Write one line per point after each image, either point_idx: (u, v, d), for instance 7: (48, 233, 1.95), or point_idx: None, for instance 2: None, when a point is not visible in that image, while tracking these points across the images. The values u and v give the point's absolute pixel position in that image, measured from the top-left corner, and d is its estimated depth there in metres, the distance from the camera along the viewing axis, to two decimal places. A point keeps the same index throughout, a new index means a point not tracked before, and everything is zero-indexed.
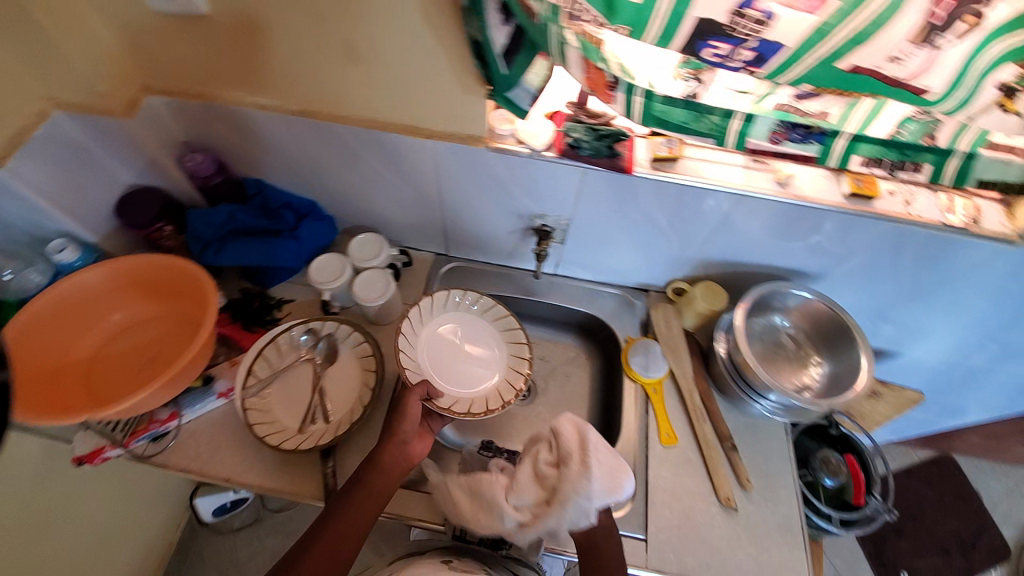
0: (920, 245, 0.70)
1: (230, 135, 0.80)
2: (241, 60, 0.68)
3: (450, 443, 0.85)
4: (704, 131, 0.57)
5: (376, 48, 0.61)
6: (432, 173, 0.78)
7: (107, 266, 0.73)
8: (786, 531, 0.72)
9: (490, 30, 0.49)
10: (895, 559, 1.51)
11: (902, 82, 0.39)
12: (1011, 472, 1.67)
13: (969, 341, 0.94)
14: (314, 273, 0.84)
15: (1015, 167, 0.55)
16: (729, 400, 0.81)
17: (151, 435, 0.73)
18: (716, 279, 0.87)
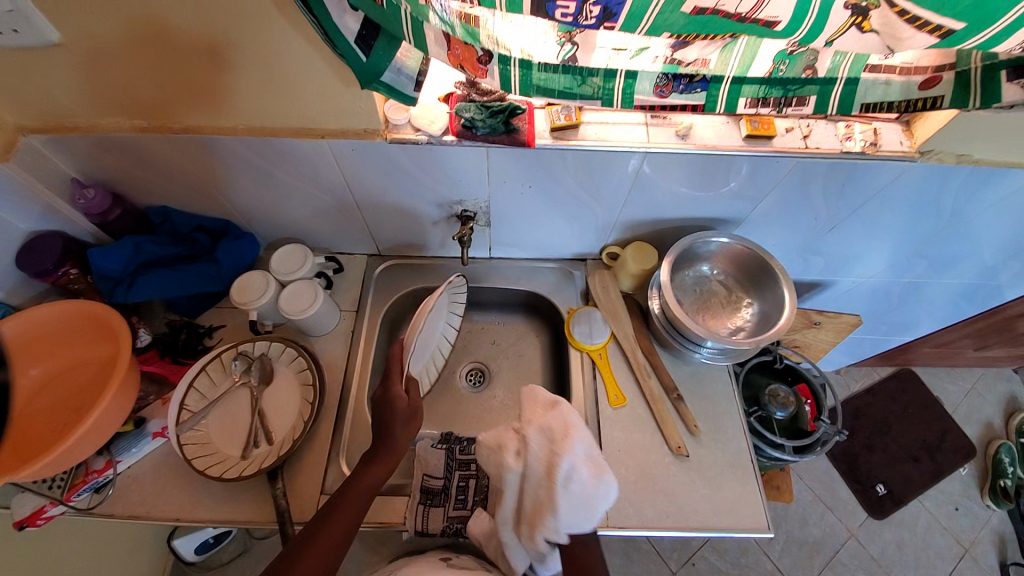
0: (825, 177, 0.72)
1: (121, 166, 0.74)
2: (109, 86, 0.63)
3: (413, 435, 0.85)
4: (590, 94, 0.55)
5: (239, 51, 0.57)
6: (341, 175, 0.75)
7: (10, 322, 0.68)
8: (736, 467, 0.77)
9: (336, 19, 0.47)
10: (869, 472, 1.59)
11: (747, 16, 0.38)
12: (965, 374, 1.76)
13: (897, 260, 0.97)
14: (236, 293, 0.80)
15: (895, 88, 0.53)
16: (670, 352, 0.86)
17: (91, 487, 0.70)
18: (644, 238, 0.88)
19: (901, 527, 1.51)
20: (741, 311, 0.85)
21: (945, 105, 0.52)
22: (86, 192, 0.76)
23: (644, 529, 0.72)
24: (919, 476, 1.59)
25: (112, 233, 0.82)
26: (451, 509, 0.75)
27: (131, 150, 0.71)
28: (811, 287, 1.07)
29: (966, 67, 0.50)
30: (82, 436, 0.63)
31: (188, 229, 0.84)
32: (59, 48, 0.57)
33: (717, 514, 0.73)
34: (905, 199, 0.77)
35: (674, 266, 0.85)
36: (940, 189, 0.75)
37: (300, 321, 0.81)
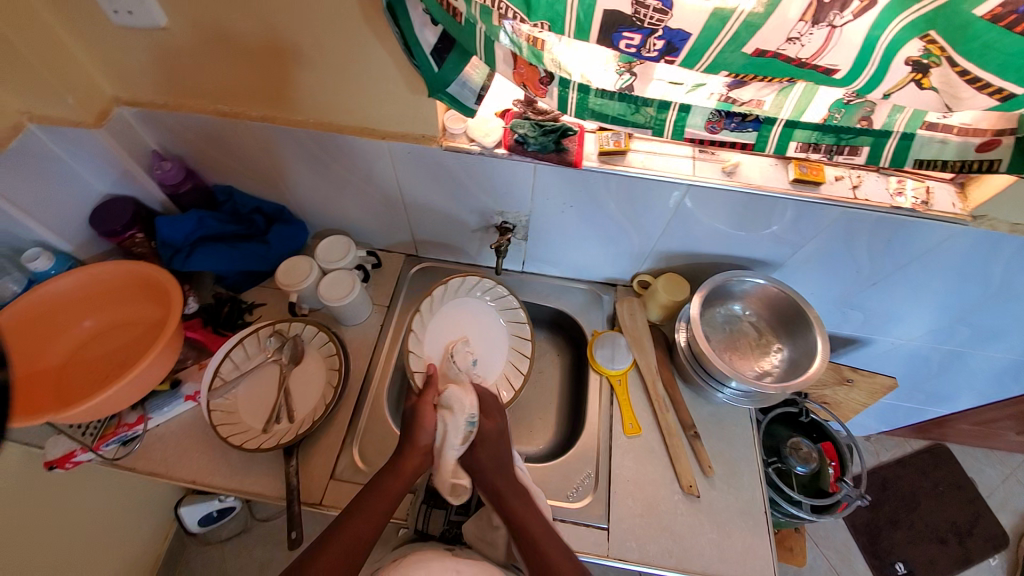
0: (871, 230, 0.71)
1: (196, 144, 0.81)
2: (202, 70, 0.69)
3: None
4: (642, 123, 0.57)
5: (322, 51, 0.62)
6: (392, 176, 0.79)
7: (78, 273, 0.74)
8: (749, 516, 0.75)
9: (417, 30, 0.51)
10: (891, 549, 1.49)
11: (806, 62, 0.40)
12: (1006, 460, 1.65)
13: (941, 326, 0.93)
14: (281, 274, 0.85)
15: (951, 147, 0.53)
16: (692, 388, 0.85)
17: (120, 439, 0.74)
18: (678, 271, 0.89)
19: None
20: (769, 355, 0.83)
21: (1002, 169, 0.52)
22: (163, 164, 0.82)
23: (644, 564, 0.71)
24: (946, 561, 1.48)
25: (178, 205, 0.88)
26: (452, 514, 0.76)
27: (209, 130, 0.77)
28: (846, 342, 1.04)
29: None
30: (123, 387, 0.67)
31: (246, 210, 0.89)
32: (166, 33, 0.63)
33: (724, 561, 0.71)
34: (954, 262, 0.75)
35: (705, 301, 0.85)
36: (993, 257, 0.73)
37: (335, 308, 0.85)
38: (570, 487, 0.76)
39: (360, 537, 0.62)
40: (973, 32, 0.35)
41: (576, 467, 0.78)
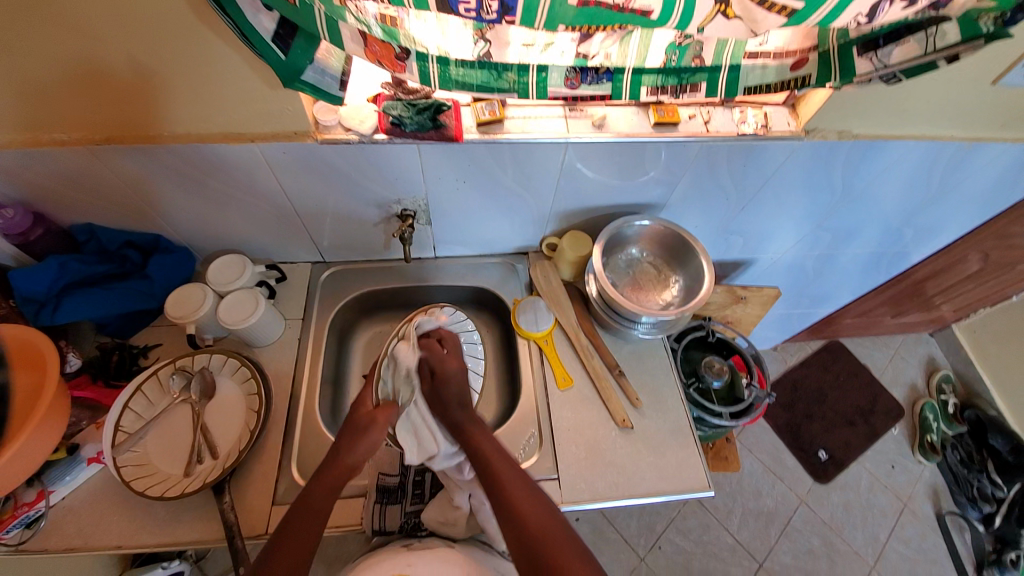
0: (729, 159, 0.80)
1: (39, 183, 0.71)
2: (19, 96, 0.60)
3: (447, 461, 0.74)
4: (508, 88, 0.59)
5: (163, 59, 0.58)
6: (274, 182, 0.76)
7: None
8: (678, 433, 0.82)
9: (251, 18, 0.48)
10: (812, 439, 1.71)
11: (624, 7, 0.44)
12: (887, 342, 1.94)
13: (806, 234, 1.08)
14: (170, 307, 0.79)
15: (771, 70, 0.61)
16: (611, 333, 0.92)
17: (22, 522, 0.66)
18: (579, 228, 0.94)
19: (844, 487, 1.62)
20: (669, 287, 0.92)
21: (812, 83, 0.60)
22: (3, 211, 0.72)
23: (597, 501, 0.76)
24: (856, 438, 1.73)
25: (31, 255, 0.77)
26: (407, 505, 0.76)
27: (50, 164, 0.68)
28: (737, 266, 1.16)
29: (826, 47, 0.58)
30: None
31: (115, 246, 0.80)
32: None
33: (664, 478, 0.78)
34: (801, 175, 0.87)
35: (605, 251, 0.91)
36: (829, 164, 0.85)
37: (240, 330, 0.80)
38: (518, 449, 0.79)
39: (292, 551, 0.59)
40: None
41: (520, 429, 0.81)
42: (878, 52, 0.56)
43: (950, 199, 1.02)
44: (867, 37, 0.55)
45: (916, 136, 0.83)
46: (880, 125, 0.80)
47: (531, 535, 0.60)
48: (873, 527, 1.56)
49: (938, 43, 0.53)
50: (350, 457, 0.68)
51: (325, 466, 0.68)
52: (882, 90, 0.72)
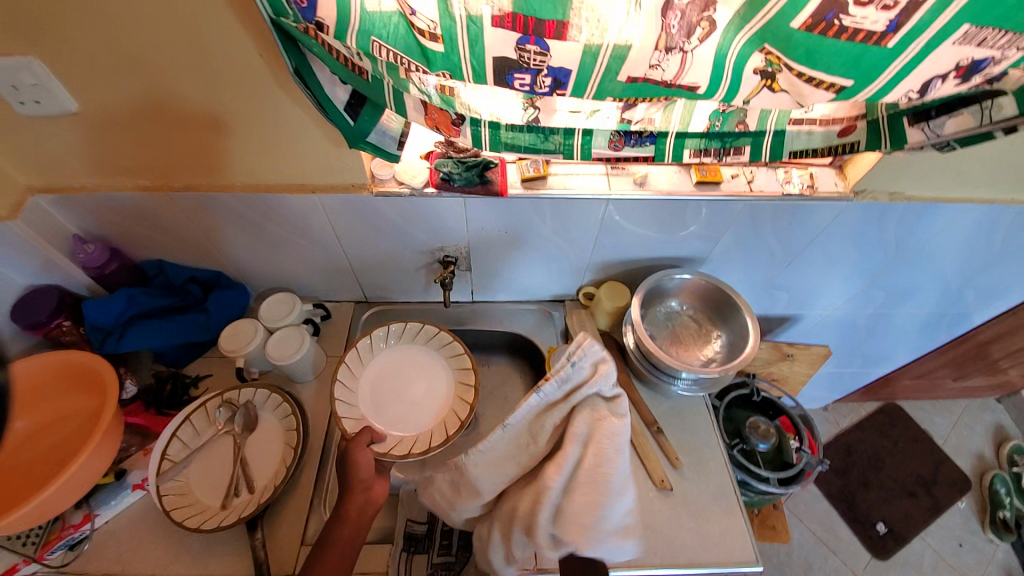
0: (774, 216, 0.79)
1: (123, 223, 0.79)
2: (120, 149, 0.68)
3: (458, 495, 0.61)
4: (553, 149, 0.62)
5: (241, 119, 0.64)
6: (328, 226, 0.80)
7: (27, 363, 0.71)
8: (721, 499, 0.78)
9: (328, 92, 0.53)
10: (868, 512, 1.57)
11: (672, 82, 0.46)
12: (948, 407, 1.79)
13: (856, 292, 1.03)
14: (224, 341, 0.83)
15: (817, 136, 0.61)
16: (650, 387, 0.89)
17: (66, 544, 0.69)
18: (618, 279, 0.94)
19: (906, 569, 1.46)
20: (711, 343, 0.90)
21: (862, 148, 0.59)
22: (87, 246, 0.79)
23: (633, 567, 0.71)
24: (919, 512, 1.57)
25: (107, 286, 0.85)
26: (435, 556, 0.73)
27: (135, 207, 0.76)
28: (782, 321, 1.12)
29: (875, 117, 0.57)
30: (43, 500, 0.61)
31: (181, 280, 0.87)
32: (77, 116, 0.63)
33: (705, 547, 0.73)
34: (850, 233, 0.85)
35: (644, 303, 0.90)
36: (882, 222, 0.83)
37: (284, 366, 0.83)
38: None
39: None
40: (796, 42, 0.40)
41: None
42: (930, 123, 0.54)
43: (1013, 260, 0.96)
44: (918, 108, 0.54)
45: (971, 199, 0.80)
46: (932, 188, 0.78)
47: None
48: None
49: (993, 115, 0.51)
50: (355, 493, 0.65)
51: (340, 509, 0.65)
52: (933, 156, 0.70)
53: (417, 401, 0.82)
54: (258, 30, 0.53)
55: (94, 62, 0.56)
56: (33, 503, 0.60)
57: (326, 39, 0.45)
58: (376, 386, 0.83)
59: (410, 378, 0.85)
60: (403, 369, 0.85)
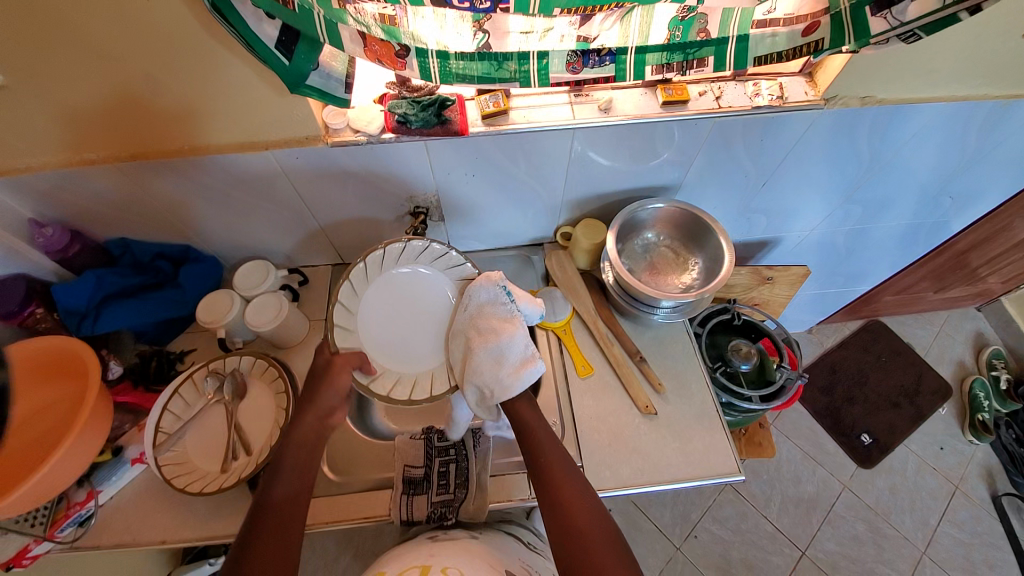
0: (746, 133, 0.77)
1: (77, 203, 0.76)
2: (54, 120, 0.64)
3: (503, 382, 0.68)
4: (509, 78, 0.59)
5: (176, 76, 0.60)
6: (289, 187, 0.78)
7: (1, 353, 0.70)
8: (704, 418, 0.81)
9: (255, 29, 0.50)
10: (853, 424, 1.64)
11: None
12: (931, 319, 1.84)
13: (835, 209, 1.03)
14: (201, 312, 0.82)
15: (781, 38, 0.58)
16: (631, 320, 0.91)
17: (74, 521, 0.71)
18: (594, 216, 0.93)
19: (890, 473, 1.55)
20: (688, 270, 0.90)
21: (825, 47, 0.57)
22: (44, 230, 0.76)
23: (623, 487, 0.75)
24: (901, 421, 1.65)
25: (72, 270, 0.82)
26: (434, 495, 0.76)
27: (84, 185, 0.73)
28: (762, 246, 1.13)
29: (838, 9, 0.54)
30: (56, 464, 0.63)
31: (148, 258, 0.84)
32: (1, 90, 0.58)
33: (691, 464, 0.77)
34: (824, 147, 0.83)
35: (620, 237, 0.90)
36: (853, 133, 0.81)
37: (266, 333, 0.83)
38: None
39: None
40: None
41: None
42: (892, 10, 0.52)
43: (991, 161, 0.96)
44: None
45: (947, 99, 0.78)
46: (907, 88, 0.76)
47: (550, 477, 0.64)
48: (922, 513, 1.48)
49: None
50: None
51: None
52: (905, 50, 0.68)
53: (427, 283, 0.82)
54: None
55: (2, 23, 0.51)
56: (35, 479, 0.62)
57: None
58: (378, 324, 0.79)
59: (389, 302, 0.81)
60: (403, 294, 0.81)
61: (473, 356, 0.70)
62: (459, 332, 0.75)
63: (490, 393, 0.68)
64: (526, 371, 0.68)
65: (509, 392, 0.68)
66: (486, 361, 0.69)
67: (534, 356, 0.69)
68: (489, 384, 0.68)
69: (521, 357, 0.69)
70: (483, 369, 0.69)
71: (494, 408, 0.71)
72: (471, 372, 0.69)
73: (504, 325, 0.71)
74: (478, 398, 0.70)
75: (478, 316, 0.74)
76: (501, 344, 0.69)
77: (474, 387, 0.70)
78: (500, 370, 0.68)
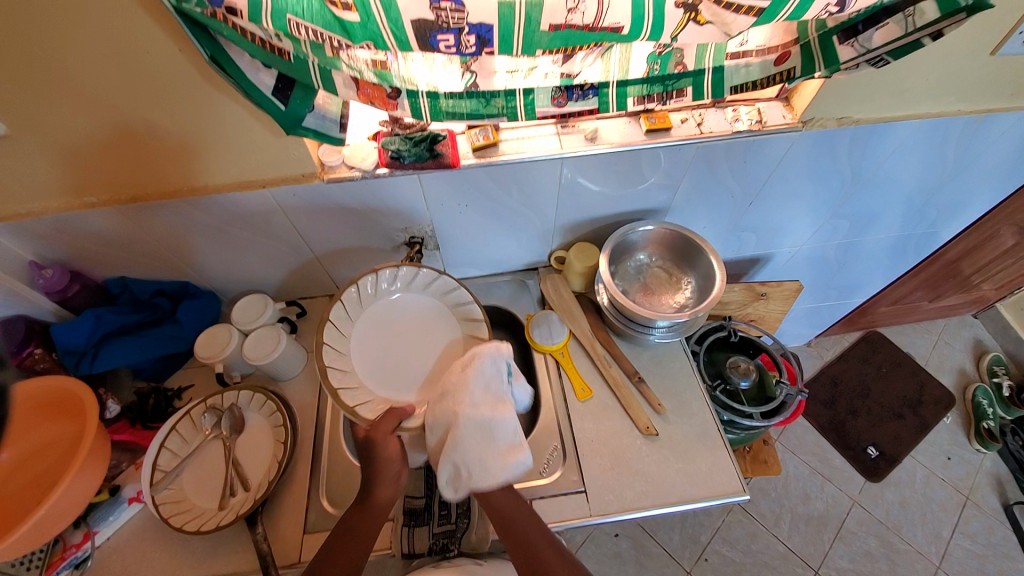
0: (729, 156, 0.79)
1: (78, 244, 0.77)
2: (56, 166, 0.66)
3: (492, 472, 0.66)
4: (497, 113, 0.61)
5: (175, 121, 0.63)
6: (287, 222, 0.79)
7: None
8: (706, 437, 0.81)
9: (251, 76, 0.52)
10: (859, 437, 1.63)
11: (595, 26, 0.46)
12: (927, 328, 1.85)
13: (822, 224, 1.05)
14: (200, 348, 0.83)
15: (755, 68, 0.61)
16: (627, 341, 0.92)
17: (70, 563, 0.69)
18: (587, 239, 0.95)
19: (899, 485, 1.53)
20: (681, 289, 0.92)
21: (798, 75, 0.60)
22: (45, 271, 0.77)
23: (626, 511, 0.74)
24: (906, 432, 1.64)
25: (72, 310, 0.83)
26: (436, 525, 0.75)
27: (85, 227, 0.74)
28: (755, 263, 1.15)
29: (807, 39, 0.58)
30: (51, 509, 0.62)
31: (147, 295, 0.85)
32: (7, 139, 0.61)
33: (694, 485, 0.76)
34: (806, 166, 0.86)
35: (613, 259, 0.92)
36: (833, 151, 0.84)
37: (264, 366, 0.83)
38: (541, 464, 0.79)
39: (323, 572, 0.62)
40: None
41: (542, 444, 0.80)
42: (858, 38, 0.55)
43: (969, 174, 0.98)
44: (845, 26, 0.54)
45: (920, 117, 0.81)
46: (881, 108, 0.79)
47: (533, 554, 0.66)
48: (935, 526, 1.45)
49: (917, 22, 0.51)
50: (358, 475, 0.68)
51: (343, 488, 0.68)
52: (875, 74, 0.71)
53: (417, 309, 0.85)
54: (176, 25, 0.52)
55: (10, 77, 0.54)
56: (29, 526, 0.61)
57: (238, 22, 0.45)
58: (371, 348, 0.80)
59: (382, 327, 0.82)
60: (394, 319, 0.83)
61: (459, 429, 0.67)
62: (448, 394, 0.70)
63: (468, 474, 0.66)
64: (510, 461, 0.67)
65: (489, 480, 0.65)
66: (474, 439, 0.66)
67: (521, 446, 0.69)
68: (472, 467, 0.65)
69: (509, 444, 0.68)
70: (469, 447, 0.66)
71: (462, 491, 0.67)
72: (454, 448, 0.66)
73: (499, 404, 0.70)
74: (452, 478, 0.66)
75: (474, 383, 0.69)
76: (494, 424, 0.68)
77: (451, 464, 0.66)
78: (487, 453, 0.66)
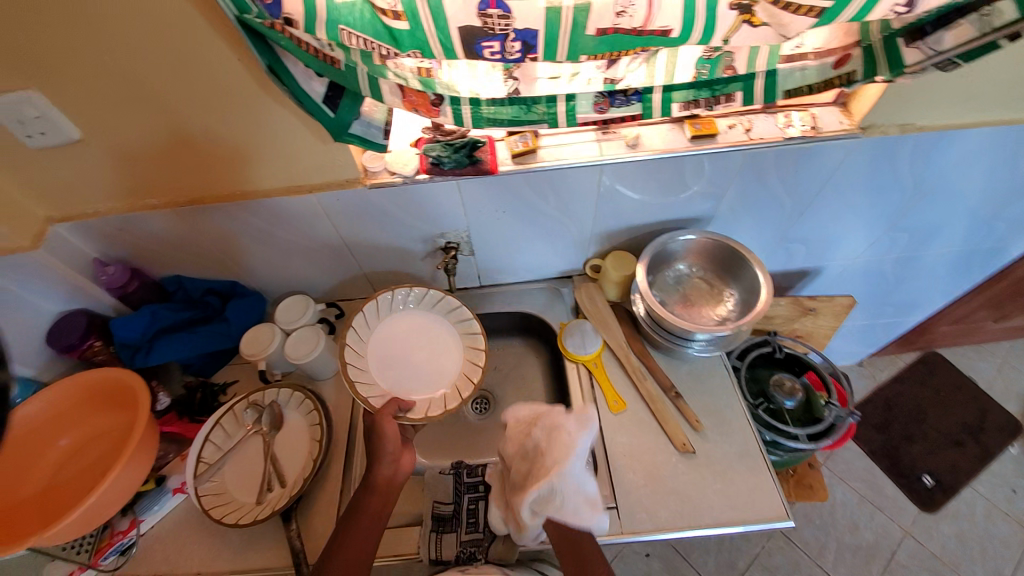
0: (778, 163, 0.76)
1: (138, 243, 0.82)
2: (120, 169, 0.70)
3: (584, 519, 0.63)
4: (538, 119, 0.61)
5: (229, 127, 0.66)
6: (329, 225, 0.82)
7: (61, 384, 0.75)
8: (747, 459, 0.77)
9: (304, 85, 0.54)
10: (913, 464, 1.51)
11: (643, 29, 0.45)
12: (994, 350, 1.70)
13: (878, 236, 0.99)
14: (245, 345, 0.86)
15: (811, 71, 0.58)
16: (664, 354, 0.89)
17: (117, 549, 0.73)
18: (624, 248, 0.93)
19: (958, 519, 1.41)
20: (723, 302, 0.88)
21: (859, 79, 0.57)
22: (107, 268, 0.83)
23: (660, 531, 0.71)
24: (965, 461, 1.51)
25: (129, 306, 0.88)
26: (463, 534, 0.74)
27: (145, 227, 0.79)
28: (802, 275, 1.09)
29: (869, 41, 0.54)
30: (102, 495, 0.66)
31: (199, 293, 0.90)
32: (80, 143, 0.65)
33: (734, 507, 0.72)
34: (863, 175, 0.81)
35: (651, 268, 0.89)
36: (893, 159, 0.79)
37: (304, 365, 0.86)
38: None
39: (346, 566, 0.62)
40: None
41: None
42: (926, 40, 0.51)
43: None
44: (912, 27, 0.51)
45: (991, 123, 0.75)
46: (947, 113, 0.73)
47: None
48: (996, 565, 1.33)
49: (994, 22, 0.48)
50: (389, 476, 0.69)
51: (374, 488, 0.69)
52: (942, 77, 0.67)
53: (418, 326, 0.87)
54: (235, 37, 0.54)
55: (86, 87, 0.58)
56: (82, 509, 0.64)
57: (294, 31, 0.46)
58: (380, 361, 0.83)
59: (387, 343, 0.85)
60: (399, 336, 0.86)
61: (569, 460, 0.62)
62: (558, 419, 0.66)
63: (558, 509, 0.62)
64: (593, 513, 0.63)
65: (575, 523, 0.62)
66: (578, 475, 0.63)
67: (603, 503, 0.65)
68: (568, 503, 0.62)
69: (592, 497, 0.65)
70: (572, 481, 0.62)
71: (539, 518, 0.63)
72: (559, 476, 0.62)
73: (594, 457, 0.68)
74: (540, 507, 0.62)
75: (591, 422, 0.67)
76: (586, 476, 0.65)
77: (551, 489, 0.61)
78: (580, 496, 0.63)
